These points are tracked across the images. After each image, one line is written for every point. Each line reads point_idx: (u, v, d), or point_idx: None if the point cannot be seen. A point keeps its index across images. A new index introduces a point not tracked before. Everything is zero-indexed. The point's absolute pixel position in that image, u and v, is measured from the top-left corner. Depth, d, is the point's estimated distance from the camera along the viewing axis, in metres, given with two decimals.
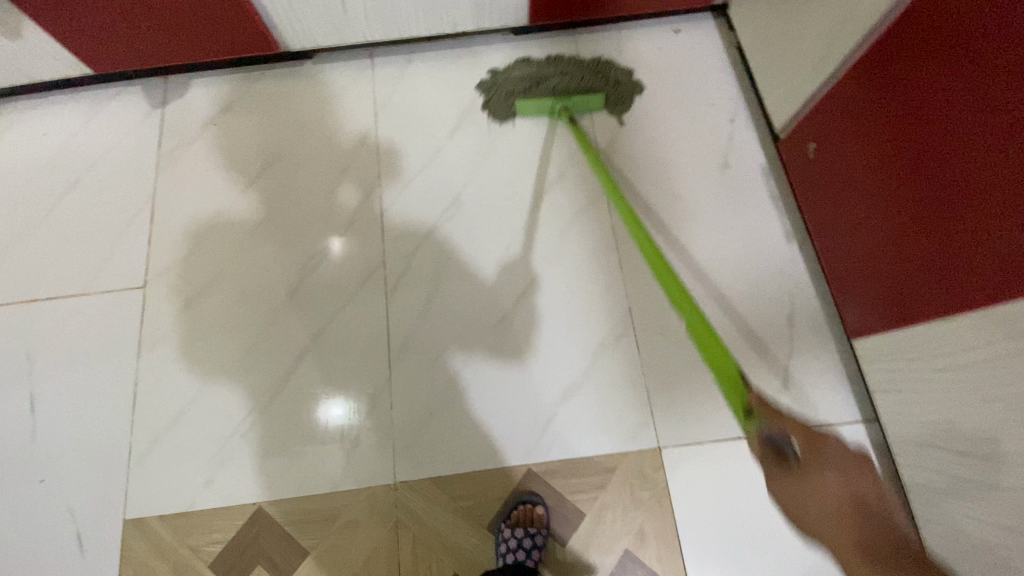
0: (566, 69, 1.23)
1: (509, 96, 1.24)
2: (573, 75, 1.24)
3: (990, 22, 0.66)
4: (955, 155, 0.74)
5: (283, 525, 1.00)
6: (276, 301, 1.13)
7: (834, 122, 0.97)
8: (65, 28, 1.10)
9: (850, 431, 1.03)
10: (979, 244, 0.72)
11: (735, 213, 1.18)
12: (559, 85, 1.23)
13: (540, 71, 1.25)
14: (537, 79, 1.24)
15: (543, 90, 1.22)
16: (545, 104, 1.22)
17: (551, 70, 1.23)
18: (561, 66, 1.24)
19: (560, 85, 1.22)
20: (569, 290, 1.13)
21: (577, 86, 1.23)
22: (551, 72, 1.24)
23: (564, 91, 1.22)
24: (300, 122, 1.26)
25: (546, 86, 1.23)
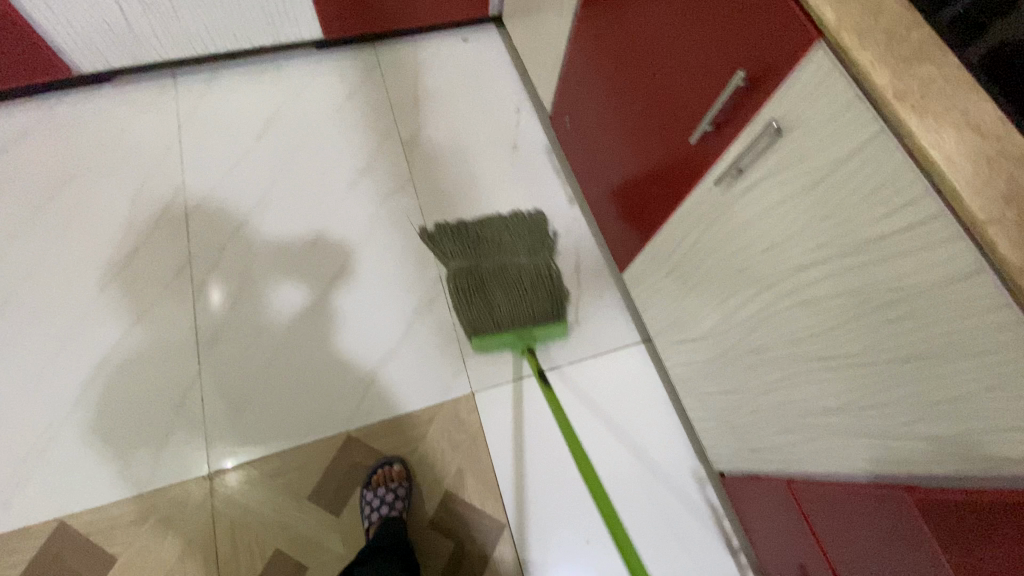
0: (509, 243, 1.22)
1: (469, 302, 1.15)
2: (511, 270, 1.19)
3: None
4: (633, 87, 0.91)
5: (85, 538, 0.95)
6: (75, 315, 1.10)
7: (573, 89, 1.15)
8: None
9: (633, 352, 1.18)
10: (662, 160, 0.89)
11: (524, 186, 1.33)
12: (506, 298, 1.16)
13: (474, 230, 1.24)
14: (481, 280, 1.18)
15: (496, 319, 1.14)
16: (510, 340, 1.12)
17: (490, 257, 1.21)
18: (502, 254, 1.21)
19: (502, 295, 1.16)
20: (380, 268, 1.21)
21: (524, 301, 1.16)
22: (466, 266, 1.19)
23: (516, 323, 1.14)
24: (100, 143, 1.26)
25: (486, 266, 1.19)
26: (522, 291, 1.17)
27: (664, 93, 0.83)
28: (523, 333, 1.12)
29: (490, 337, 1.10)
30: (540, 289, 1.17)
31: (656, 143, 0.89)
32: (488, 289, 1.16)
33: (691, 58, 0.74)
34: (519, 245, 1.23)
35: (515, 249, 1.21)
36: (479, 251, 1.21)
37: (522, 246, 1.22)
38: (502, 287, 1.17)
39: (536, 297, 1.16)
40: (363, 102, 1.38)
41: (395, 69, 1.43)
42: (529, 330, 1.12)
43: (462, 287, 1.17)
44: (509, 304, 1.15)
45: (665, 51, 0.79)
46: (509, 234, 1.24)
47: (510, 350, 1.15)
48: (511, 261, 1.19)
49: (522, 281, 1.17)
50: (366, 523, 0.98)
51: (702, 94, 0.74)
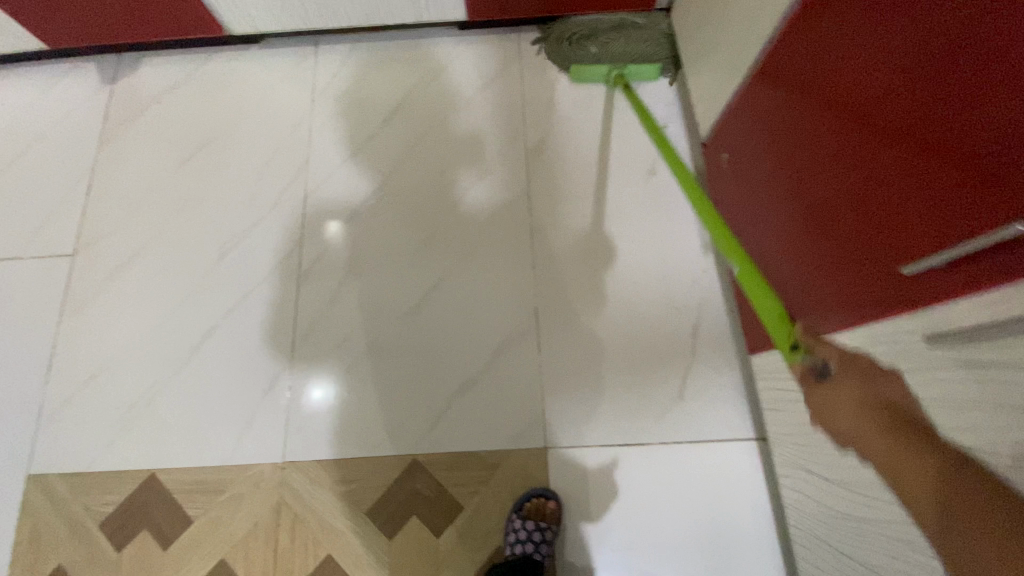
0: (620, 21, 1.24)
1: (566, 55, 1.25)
2: (624, 35, 1.23)
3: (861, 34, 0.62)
4: (830, 166, 0.71)
5: (173, 493, 1.03)
6: (196, 276, 1.16)
7: (745, 131, 0.94)
8: (29, 12, 1.16)
9: (741, 448, 1.01)
10: (848, 265, 0.69)
11: (654, 221, 1.16)
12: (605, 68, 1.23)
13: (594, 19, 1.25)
14: (596, 31, 1.24)
15: (595, 57, 1.24)
16: (603, 70, 1.23)
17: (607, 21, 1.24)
18: (620, 32, 1.23)
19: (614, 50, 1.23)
20: (479, 286, 1.13)
21: (635, 54, 1.22)
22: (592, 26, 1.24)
23: (619, 56, 1.23)
24: (241, 105, 1.29)
25: (594, 41, 1.24)
26: (631, 48, 1.23)
27: (875, 193, 0.62)
28: (621, 67, 1.22)
29: (586, 69, 1.23)
30: (645, 46, 1.23)
31: (848, 246, 0.69)
32: (598, 35, 1.24)
33: (934, 163, 0.53)
34: (640, 21, 1.24)
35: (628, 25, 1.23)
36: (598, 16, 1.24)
37: (638, 30, 1.23)
38: (606, 53, 1.24)
39: (644, 49, 1.22)
40: (496, 96, 1.26)
41: (536, 60, 1.29)
42: (625, 65, 1.22)
43: (571, 53, 1.25)
44: (623, 54, 1.23)
45: (893, 137, 0.58)
46: (632, 32, 1.23)
47: (603, 83, 1.27)
48: (625, 31, 1.23)
49: (634, 38, 1.23)
50: (505, 547, 0.96)
51: (937, 216, 0.53)
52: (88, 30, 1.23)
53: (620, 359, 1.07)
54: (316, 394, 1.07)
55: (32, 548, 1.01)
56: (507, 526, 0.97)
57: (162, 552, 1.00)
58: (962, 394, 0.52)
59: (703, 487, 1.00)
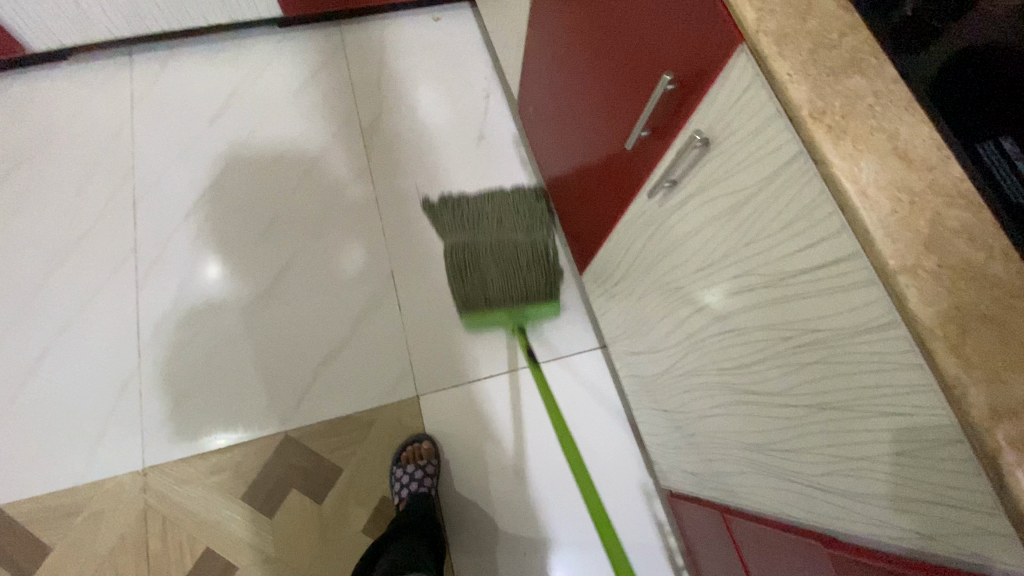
0: (498, 214, 1.13)
1: None
2: (509, 218, 1.13)
3: None
4: (581, 82, 0.84)
5: (18, 528, 0.95)
6: (19, 302, 1.09)
7: (533, 79, 1.07)
8: None
9: (589, 359, 1.13)
10: (609, 163, 0.83)
11: (488, 177, 1.27)
12: (495, 267, 1.07)
13: (472, 220, 1.14)
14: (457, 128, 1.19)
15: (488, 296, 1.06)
16: (500, 317, 1.07)
17: (484, 224, 1.12)
18: (498, 232, 1.10)
19: (498, 261, 1.07)
20: (331, 261, 1.17)
21: (522, 293, 1.06)
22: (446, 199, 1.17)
23: (513, 298, 1.07)
24: (52, 123, 1.23)
25: (484, 252, 1.08)
26: (519, 266, 1.07)
27: (607, 91, 0.76)
28: (518, 311, 1.07)
29: (480, 314, 1.05)
30: (524, 267, 1.07)
31: (605, 144, 0.82)
32: (478, 247, 1.09)
33: (630, 55, 0.67)
34: (516, 220, 1.13)
35: (506, 225, 1.12)
36: (466, 220, 1.13)
37: (520, 223, 1.12)
38: (501, 212, 1.15)
39: (533, 221, 1.13)
40: (324, 85, 1.32)
41: (359, 49, 1.36)
42: (518, 255, 1.08)
43: (458, 260, 1.08)
44: (507, 284, 1.06)
45: (605, 44, 0.72)
46: (507, 212, 1.14)
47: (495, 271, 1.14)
48: (507, 235, 1.10)
49: (519, 225, 1.13)
50: (394, 497, 0.98)
51: (640, 96, 0.67)
52: None
53: None
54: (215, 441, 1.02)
55: None
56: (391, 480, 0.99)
57: None
58: (684, 228, 0.66)
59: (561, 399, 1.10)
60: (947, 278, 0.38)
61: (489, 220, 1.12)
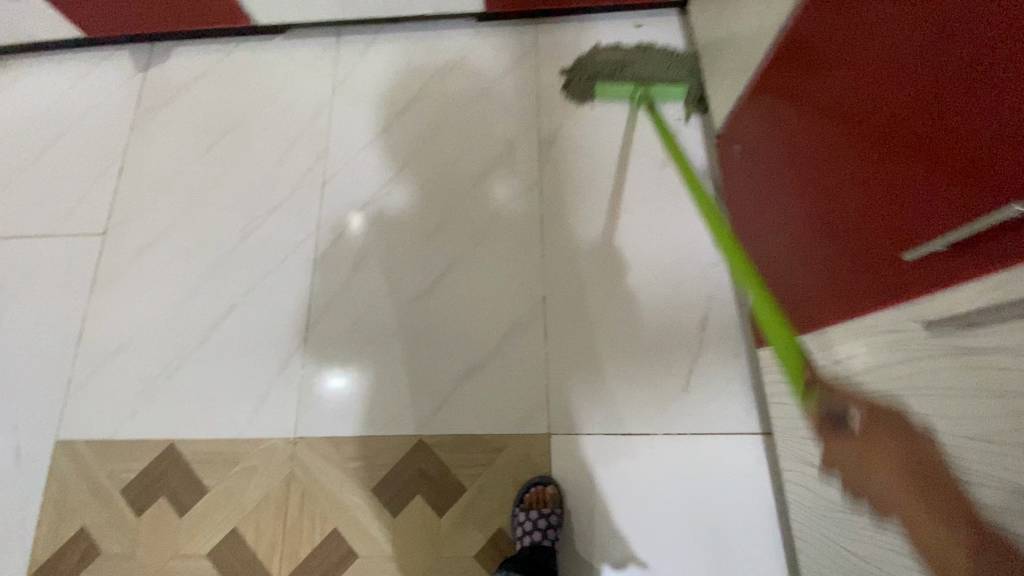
0: (655, 59, 1.23)
1: None
2: (661, 62, 1.23)
3: (883, 19, 0.62)
4: (843, 152, 0.70)
5: (190, 463, 1.07)
6: (218, 257, 1.20)
7: (759, 122, 0.94)
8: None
9: (745, 441, 1.01)
10: (855, 255, 0.69)
11: (666, 212, 1.16)
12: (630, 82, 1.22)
13: (628, 58, 1.26)
14: (622, 63, 1.25)
15: (623, 76, 1.23)
16: (627, 90, 1.22)
17: (637, 57, 1.25)
18: (652, 67, 1.23)
19: (646, 73, 1.22)
20: (489, 273, 1.15)
21: (663, 77, 1.21)
22: (599, 68, 1.25)
23: (646, 77, 1.22)
24: (265, 93, 1.33)
25: (629, 73, 1.23)
26: (666, 68, 1.22)
27: (886, 176, 0.62)
28: (645, 83, 1.21)
29: (609, 90, 1.22)
30: (665, 75, 1.22)
31: (857, 231, 0.68)
32: (627, 69, 1.24)
33: (950, 151, 0.53)
34: (666, 62, 1.23)
35: (664, 67, 1.22)
36: (614, 65, 1.25)
37: (671, 64, 1.23)
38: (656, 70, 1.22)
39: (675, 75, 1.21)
40: (512, 86, 1.28)
41: (553, 52, 1.30)
42: (651, 88, 1.20)
43: (597, 74, 1.25)
44: (648, 78, 1.21)
45: (910, 124, 0.58)
46: (663, 62, 1.23)
47: (626, 101, 1.25)
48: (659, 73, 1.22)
49: (666, 70, 1.22)
50: (515, 541, 0.97)
51: (949, 202, 0.53)
52: (126, 19, 1.28)
53: (625, 350, 1.08)
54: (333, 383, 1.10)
55: (59, 509, 1.06)
56: (513, 521, 0.98)
57: (178, 518, 1.04)
58: (965, 383, 0.52)
59: (705, 478, 1.00)
60: None
61: (643, 56, 1.25)
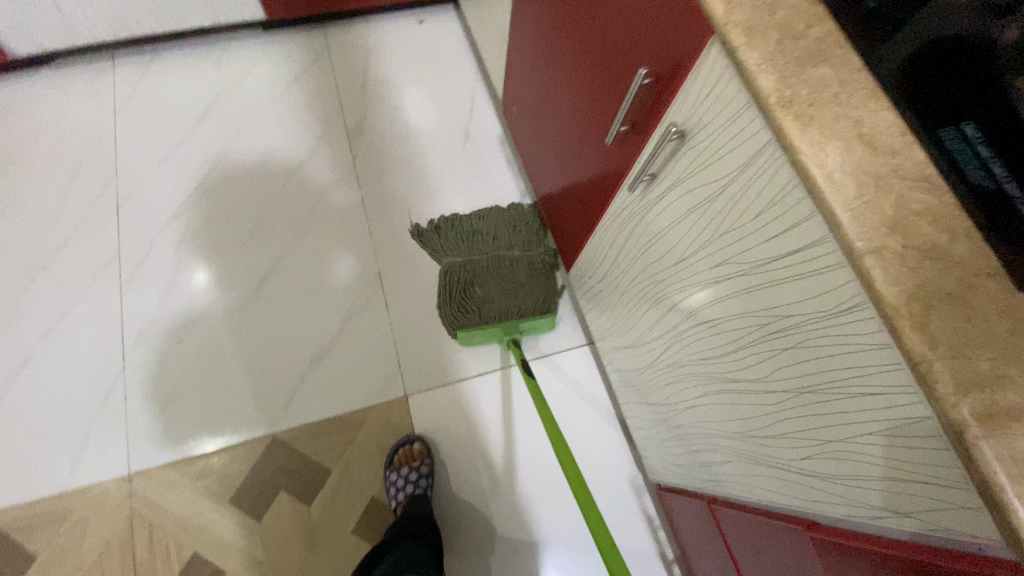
0: (495, 231, 1.18)
1: None
2: (509, 259, 1.14)
3: None
4: (563, 83, 0.86)
5: (1, 538, 0.93)
6: (1, 309, 1.07)
7: (516, 79, 1.08)
8: None
9: (578, 355, 1.13)
10: (591, 162, 0.84)
11: (475, 177, 1.28)
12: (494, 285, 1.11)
13: (472, 227, 1.20)
14: (470, 249, 1.16)
15: (487, 310, 1.09)
16: (494, 333, 1.08)
17: (482, 249, 1.16)
18: (496, 255, 1.15)
19: (500, 293, 1.11)
20: (319, 263, 1.17)
21: (518, 270, 1.12)
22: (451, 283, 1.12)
23: (498, 311, 1.09)
24: (32, 129, 1.22)
25: (482, 292, 1.11)
26: (519, 284, 1.12)
27: (588, 87, 0.77)
28: (509, 321, 1.09)
29: (474, 331, 1.07)
30: (512, 236, 1.18)
31: (586, 142, 0.84)
32: (483, 284, 1.11)
33: (608, 54, 0.68)
34: (512, 237, 1.17)
35: (502, 239, 1.17)
36: (463, 238, 1.18)
37: (519, 240, 1.17)
38: (496, 229, 1.19)
39: (526, 294, 1.11)
40: (310, 88, 1.32)
41: (344, 52, 1.36)
42: (514, 321, 1.08)
43: (452, 281, 1.12)
44: (504, 307, 1.10)
45: (585, 44, 0.73)
46: (500, 226, 1.19)
47: (494, 342, 1.12)
48: (504, 254, 1.15)
49: (524, 282, 1.13)
50: (390, 502, 0.99)
51: (619, 92, 0.69)
52: None
53: None
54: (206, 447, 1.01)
55: None
56: (386, 484, 0.99)
57: None
58: (665, 221, 0.66)
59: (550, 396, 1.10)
60: (911, 259, 0.39)
61: (490, 241, 1.17)
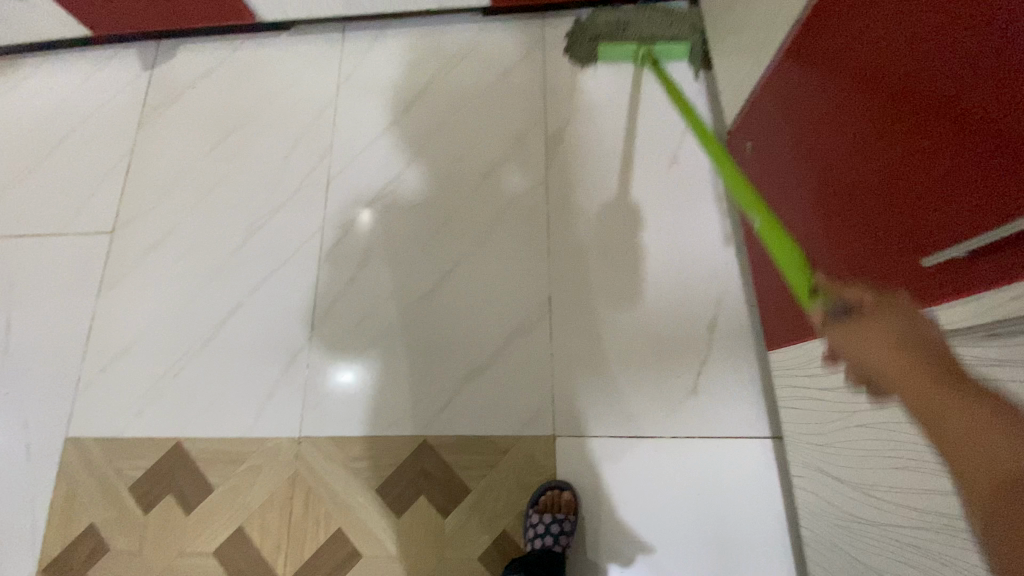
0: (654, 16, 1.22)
1: None
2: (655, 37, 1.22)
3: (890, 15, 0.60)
4: (853, 152, 0.68)
5: (196, 461, 1.08)
6: (224, 255, 1.21)
7: (767, 121, 0.92)
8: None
9: (754, 444, 0.99)
10: (866, 259, 0.67)
11: (675, 209, 1.14)
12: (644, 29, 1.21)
13: (629, 15, 1.24)
14: (620, 24, 1.23)
15: (625, 32, 1.23)
16: (629, 49, 1.22)
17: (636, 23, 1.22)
18: (661, 27, 1.21)
19: (648, 33, 1.21)
20: (494, 271, 1.14)
21: (663, 34, 1.21)
22: (604, 28, 1.23)
23: (647, 36, 1.22)
24: (270, 90, 1.32)
25: (630, 31, 1.22)
26: (668, 21, 1.22)
27: (899, 174, 0.60)
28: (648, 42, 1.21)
29: (611, 46, 1.22)
30: (656, 34, 1.21)
31: (869, 234, 0.66)
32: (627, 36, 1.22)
33: (968, 152, 0.50)
34: (672, 23, 1.22)
35: (661, 34, 1.21)
36: (606, 36, 1.22)
37: (681, 25, 1.21)
38: (649, 19, 1.23)
39: (670, 30, 1.21)
40: (518, 82, 1.26)
41: (559, 47, 1.27)
42: (652, 45, 1.21)
43: (595, 31, 1.23)
44: (650, 35, 1.22)
45: (922, 124, 0.56)
46: (661, 18, 1.22)
47: (629, 59, 1.25)
48: (659, 33, 1.21)
49: (670, 28, 1.22)
50: (525, 542, 0.97)
51: (967, 205, 0.51)
52: (131, 18, 1.28)
53: (632, 351, 1.06)
54: (340, 380, 1.10)
55: (68, 506, 1.07)
56: (526, 522, 0.97)
57: (185, 516, 1.05)
58: None
59: (713, 480, 0.98)
60: None
61: (641, 28, 1.22)
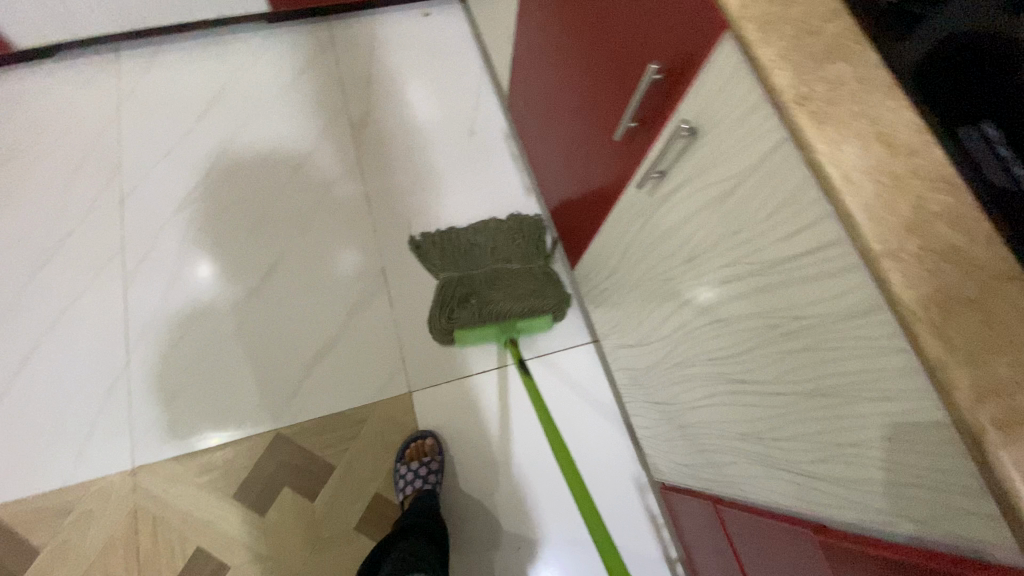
0: (496, 243, 1.13)
1: None
2: (503, 275, 1.10)
3: None
4: (570, 76, 0.85)
5: (5, 530, 0.94)
6: (6, 300, 1.07)
7: (523, 75, 1.08)
8: None
9: (581, 352, 1.13)
10: (596, 159, 0.84)
11: (479, 172, 1.27)
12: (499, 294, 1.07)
13: (467, 241, 1.15)
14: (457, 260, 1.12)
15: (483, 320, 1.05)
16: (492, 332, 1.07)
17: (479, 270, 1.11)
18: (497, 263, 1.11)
19: (502, 305, 1.05)
20: (321, 257, 1.16)
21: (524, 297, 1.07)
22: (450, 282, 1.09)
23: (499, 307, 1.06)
24: (36, 120, 1.21)
25: (478, 253, 1.13)
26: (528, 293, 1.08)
27: (594, 82, 0.77)
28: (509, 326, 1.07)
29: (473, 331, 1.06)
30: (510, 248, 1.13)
31: (592, 138, 0.83)
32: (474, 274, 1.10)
33: (618, 48, 0.67)
34: (511, 249, 1.13)
35: (502, 250, 1.12)
36: (459, 254, 1.13)
37: (518, 251, 1.12)
38: (496, 241, 1.14)
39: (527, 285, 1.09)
40: (314, 81, 1.31)
41: (348, 44, 1.35)
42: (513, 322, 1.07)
43: (449, 296, 1.08)
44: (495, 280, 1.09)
45: (595, 37, 0.73)
46: (501, 235, 1.15)
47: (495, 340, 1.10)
48: (503, 266, 1.10)
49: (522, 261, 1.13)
50: (398, 495, 1.00)
51: (626, 89, 0.68)
52: None
53: None
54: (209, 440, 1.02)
55: None
56: (395, 476, 1.00)
57: None
58: (674, 217, 0.65)
59: (554, 392, 1.10)
60: (928, 261, 0.38)
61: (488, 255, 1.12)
